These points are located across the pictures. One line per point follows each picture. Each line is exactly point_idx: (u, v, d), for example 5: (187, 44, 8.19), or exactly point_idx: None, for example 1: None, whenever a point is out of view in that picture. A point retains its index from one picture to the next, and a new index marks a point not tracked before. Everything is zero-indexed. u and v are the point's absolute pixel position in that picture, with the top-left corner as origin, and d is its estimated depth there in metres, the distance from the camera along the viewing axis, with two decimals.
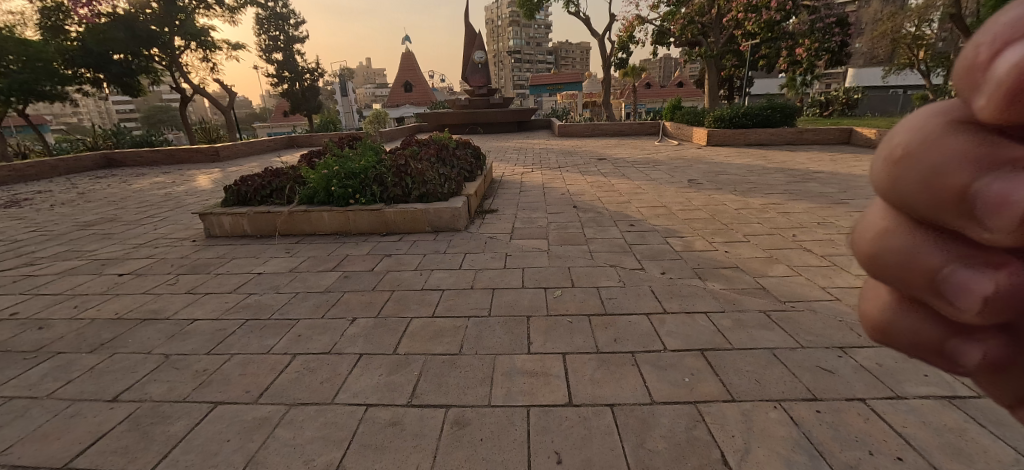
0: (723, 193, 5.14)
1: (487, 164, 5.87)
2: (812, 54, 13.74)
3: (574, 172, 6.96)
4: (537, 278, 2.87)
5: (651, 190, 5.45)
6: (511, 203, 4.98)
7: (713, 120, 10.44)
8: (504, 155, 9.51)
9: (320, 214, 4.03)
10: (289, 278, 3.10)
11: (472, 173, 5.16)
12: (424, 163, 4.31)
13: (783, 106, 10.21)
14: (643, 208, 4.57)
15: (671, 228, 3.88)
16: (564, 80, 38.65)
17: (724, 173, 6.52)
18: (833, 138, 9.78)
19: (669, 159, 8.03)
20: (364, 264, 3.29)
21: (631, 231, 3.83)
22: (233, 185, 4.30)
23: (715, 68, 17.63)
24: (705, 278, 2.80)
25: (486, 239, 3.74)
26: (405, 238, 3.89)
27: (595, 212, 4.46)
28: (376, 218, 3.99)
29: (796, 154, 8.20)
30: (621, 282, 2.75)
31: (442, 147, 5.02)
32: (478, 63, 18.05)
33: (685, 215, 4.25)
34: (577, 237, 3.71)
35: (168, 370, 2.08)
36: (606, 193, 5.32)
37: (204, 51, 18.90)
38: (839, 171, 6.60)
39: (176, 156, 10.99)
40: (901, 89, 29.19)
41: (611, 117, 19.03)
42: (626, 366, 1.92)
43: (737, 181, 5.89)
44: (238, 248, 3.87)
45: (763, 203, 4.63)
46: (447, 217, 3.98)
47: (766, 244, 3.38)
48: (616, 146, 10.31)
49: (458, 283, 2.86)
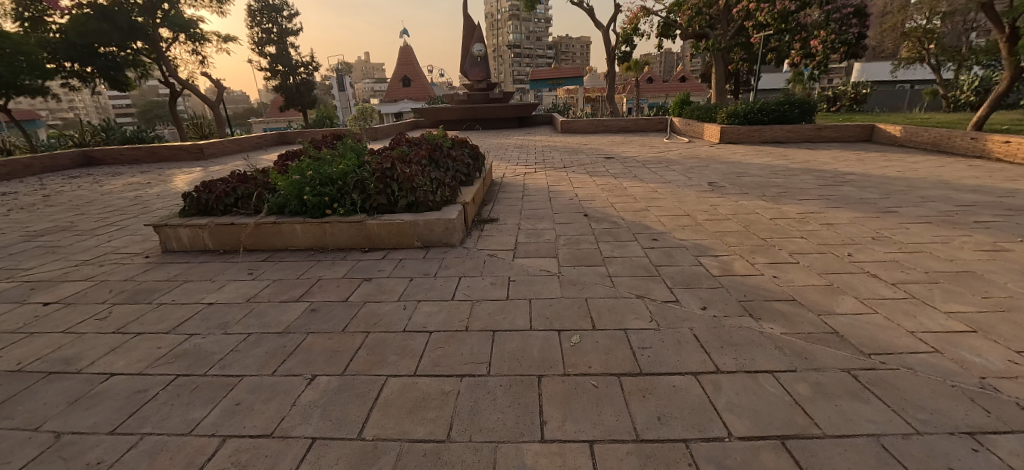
0: (750, 198, 4.60)
1: (486, 165, 5.30)
2: (827, 47, 12.92)
3: (581, 173, 6.40)
4: (547, 314, 2.31)
5: (668, 194, 4.91)
6: (513, 211, 4.42)
7: (725, 117, 9.85)
8: (505, 154, 8.92)
9: (292, 226, 3.46)
10: (245, 312, 2.54)
11: (470, 176, 4.58)
12: (413, 166, 3.73)
13: (800, 101, 9.63)
14: (663, 217, 4.02)
15: (702, 245, 3.32)
16: (565, 75, 37.88)
17: (745, 175, 5.96)
18: (854, 135, 9.21)
19: (681, 158, 7.48)
20: (338, 292, 2.72)
21: (654, 247, 3.27)
22: (193, 192, 3.73)
23: (722, 62, 16.95)
24: (758, 317, 2.24)
25: (485, 258, 3.17)
26: (390, 256, 3.32)
27: (610, 223, 3.90)
28: (356, 231, 3.43)
29: (818, 153, 7.64)
30: (654, 323, 2.19)
31: (435, 147, 4.43)
32: (477, 57, 17.40)
33: (713, 226, 3.71)
34: (592, 255, 3.15)
35: (49, 461, 1.52)
36: (620, 198, 4.77)
37: (193, 43, 18.23)
38: (871, 172, 6.05)
39: (157, 153, 10.37)
40: (909, 84, 28.47)
41: (615, 113, 18.13)
42: (680, 467, 1.34)
43: (761, 184, 5.34)
44: (195, 267, 3.32)
45: (799, 211, 4.08)
46: (439, 230, 3.41)
47: (820, 267, 2.83)
48: (624, 144, 9.73)
49: (449, 321, 2.30)
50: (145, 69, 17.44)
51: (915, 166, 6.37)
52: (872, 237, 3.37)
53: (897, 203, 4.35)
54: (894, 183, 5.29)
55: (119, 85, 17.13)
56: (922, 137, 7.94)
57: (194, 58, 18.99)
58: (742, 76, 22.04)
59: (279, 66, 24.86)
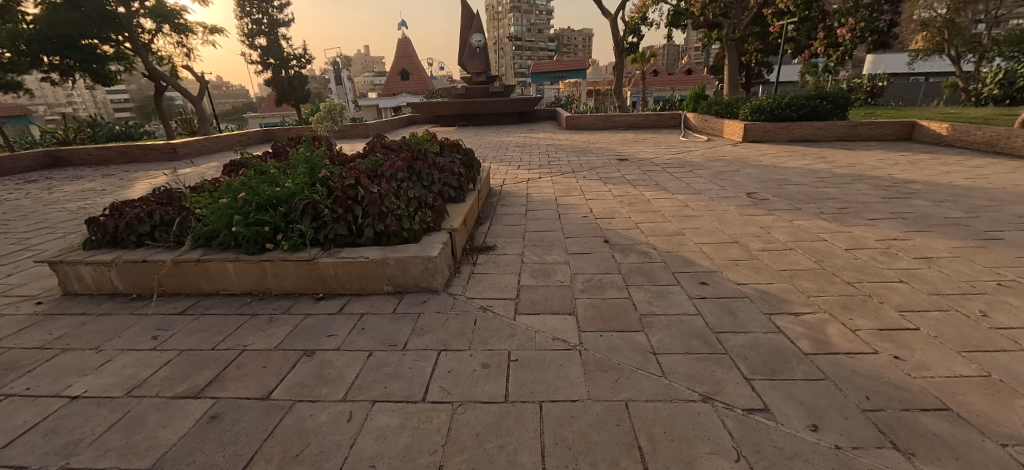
0: (805, 218, 3.74)
1: (481, 172, 4.43)
2: (856, 35, 11.93)
3: (593, 180, 5.52)
4: (572, 443, 1.44)
5: (703, 210, 4.04)
6: (515, 233, 3.56)
7: (748, 113, 8.94)
8: (505, 154, 8.03)
9: (222, 264, 2.62)
10: (116, 419, 1.69)
11: (462, 189, 3.73)
12: (384, 184, 2.87)
13: (833, 94, 8.60)
14: (706, 244, 3.16)
15: (771, 293, 2.44)
16: (567, 67, 36.87)
17: (786, 183, 5.09)
18: (891, 133, 8.32)
19: (705, 160, 6.62)
20: (260, 380, 1.87)
21: (707, 298, 2.39)
22: (100, 216, 2.88)
23: (736, 52, 16.04)
24: (911, 452, 1.39)
25: (477, 314, 2.31)
26: (349, 308, 2.47)
27: (641, 253, 3.04)
28: (306, 272, 2.58)
29: (860, 154, 6.76)
30: (746, 466, 1.33)
31: (416, 154, 3.57)
32: (477, 47, 16.40)
33: (774, 262, 2.84)
34: (622, 311, 2.29)
35: None
36: (645, 215, 3.92)
37: (178, 35, 17.36)
38: (932, 179, 5.17)
39: (129, 154, 9.52)
40: (924, 75, 27.48)
41: (623, 108, 17.07)
42: None
43: (811, 196, 4.48)
44: (89, 324, 2.48)
45: (877, 238, 3.21)
46: (415, 272, 2.54)
47: (955, 341, 1.96)
48: (636, 143, 8.85)
49: (414, 450, 1.44)
50: (129, 62, 16.59)
51: (978, 171, 5.51)
52: (998, 283, 2.50)
53: (993, 225, 3.49)
54: (971, 194, 4.41)
55: (102, 79, 16.14)
56: (974, 135, 7.01)
57: (180, 51, 18.13)
58: (753, 69, 20.93)
59: (270, 59, 23.94)
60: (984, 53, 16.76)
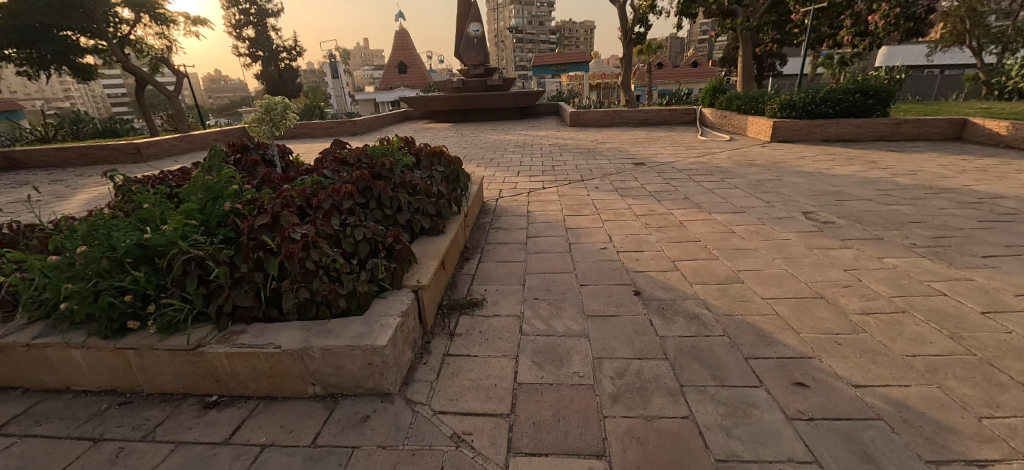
0: (897, 254, 2.82)
1: (469, 187, 3.50)
2: (890, 22, 10.77)
3: (608, 191, 4.61)
4: None
5: (757, 238, 3.12)
6: (511, 277, 2.66)
7: (777, 109, 8.02)
8: (502, 156, 7.10)
9: (63, 351, 1.71)
10: None
11: (441, 215, 2.81)
12: (317, 224, 1.96)
13: (875, 88, 7.55)
14: (780, 302, 2.25)
15: (917, 411, 1.53)
16: (570, 59, 35.27)
17: (844, 196, 4.18)
18: (938, 132, 7.35)
19: (736, 165, 5.70)
20: None
21: (817, 421, 1.49)
22: None
23: (751, 42, 14.93)
24: None
25: (444, 456, 1.40)
26: (247, 430, 1.56)
27: (691, 318, 2.13)
28: (188, 366, 1.67)
29: (913, 159, 5.84)
30: None
31: (377, 170, 2.66)
32: (475, 38, 15.34)
33: (892, 341, 1.93)
34: (685, 454, 1.37)
35: None
36: (682, 247, 3.00)
37: (158, 25, 16.32)
38: (1019, 192, 4.25)
39: (89, 155, 8.61)
40: (939, 69, 26.27)
41: (629, 103, 16.08)
42: None
43: (885, 217, 3.55)
44: None
45: (1016, 292, 2.31)
46: (355, 369, 1.64)
47: None
48: (650, 143, 7.91)
49: None
50: (107, 55, 15.62)
51: None
52: None
53: None
54: None
55: (80, 73, 15.12)
56: None
57: (163, 44, 17.19)
58: (764, 60, 19.85)
59: (259, 51, 22.90)
60: (1009, 43, 15.74)
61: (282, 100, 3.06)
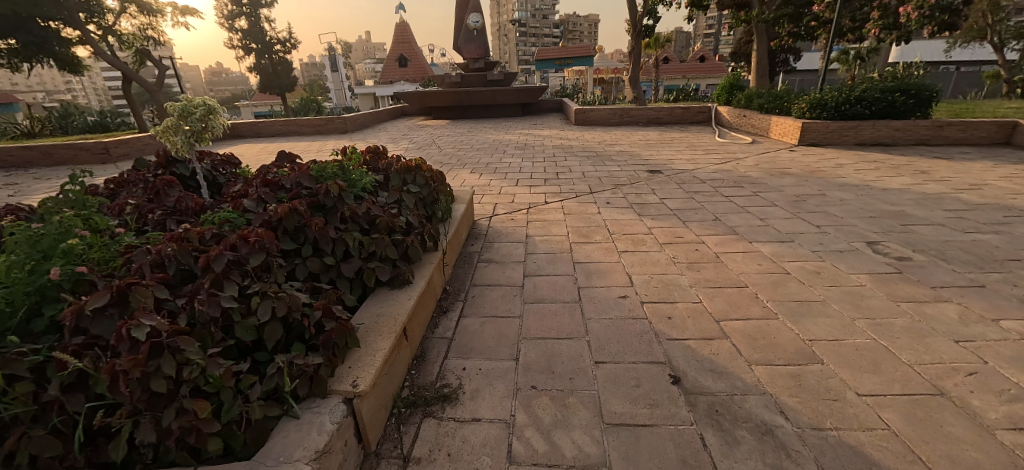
0: (1013, 313, 2.11)
1: (449, 209, 2.78)
2: (924, 14, 9.89)
3: (621, 207, 3.93)
4: None
5: (820, 284, 2.42)
6: (500, 342, 1.99)
7: (806, 109, 7.28)
8: (501, 160, 6.41)
9: None
10: None
11: (409, 256, 2.12)
12: (191, 302, 1.27)
13: (918, 86, 6.73)
14: (886, 404, 1.55)
15: None
16: (575, 52, 34.17)
17: (907, 219, 3.46)
18: (984, 137, 6.57)
19: (767, 174, 4.99)
20: None
21: None
22: None
23: (766, 35, 14.07)
24: None
25: None
26: None
27: (762, 434, 1.44)
28: None
29: (967, 168, 5.12)
30: None
31: (316, 200, 1.96)
32: (475, 29, 14.55)
33: None
34: None
35: None
36: (726, 297, 2.30)
37: (145, 15, 15.60)
38: None
39: (55, 154, 7.95)
40: (955, 65, 25.31)
41: (637, 99, 15.28)
42: None
43: (971, 250, 2.84)
44: None
45: None
46: None
47: None
48: (664, 146, 7.19)
49: None
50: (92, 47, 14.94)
51: None
52: None
53: None
54: None
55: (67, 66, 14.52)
56: None
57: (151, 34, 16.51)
58: (777, 55, 18.97)
59: (252, 44, 22.13)
60: None
61: (205, 102, 2.43)
